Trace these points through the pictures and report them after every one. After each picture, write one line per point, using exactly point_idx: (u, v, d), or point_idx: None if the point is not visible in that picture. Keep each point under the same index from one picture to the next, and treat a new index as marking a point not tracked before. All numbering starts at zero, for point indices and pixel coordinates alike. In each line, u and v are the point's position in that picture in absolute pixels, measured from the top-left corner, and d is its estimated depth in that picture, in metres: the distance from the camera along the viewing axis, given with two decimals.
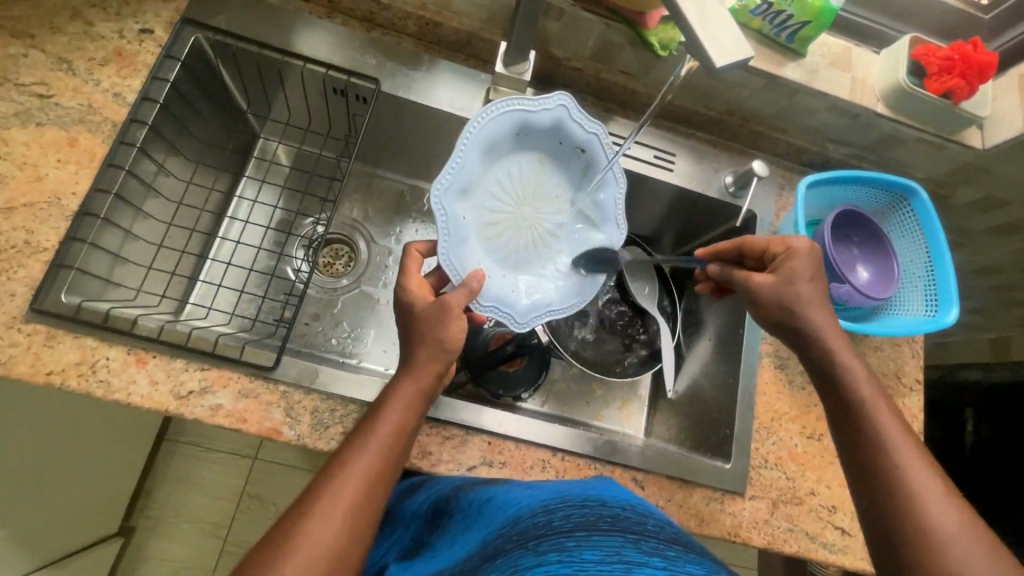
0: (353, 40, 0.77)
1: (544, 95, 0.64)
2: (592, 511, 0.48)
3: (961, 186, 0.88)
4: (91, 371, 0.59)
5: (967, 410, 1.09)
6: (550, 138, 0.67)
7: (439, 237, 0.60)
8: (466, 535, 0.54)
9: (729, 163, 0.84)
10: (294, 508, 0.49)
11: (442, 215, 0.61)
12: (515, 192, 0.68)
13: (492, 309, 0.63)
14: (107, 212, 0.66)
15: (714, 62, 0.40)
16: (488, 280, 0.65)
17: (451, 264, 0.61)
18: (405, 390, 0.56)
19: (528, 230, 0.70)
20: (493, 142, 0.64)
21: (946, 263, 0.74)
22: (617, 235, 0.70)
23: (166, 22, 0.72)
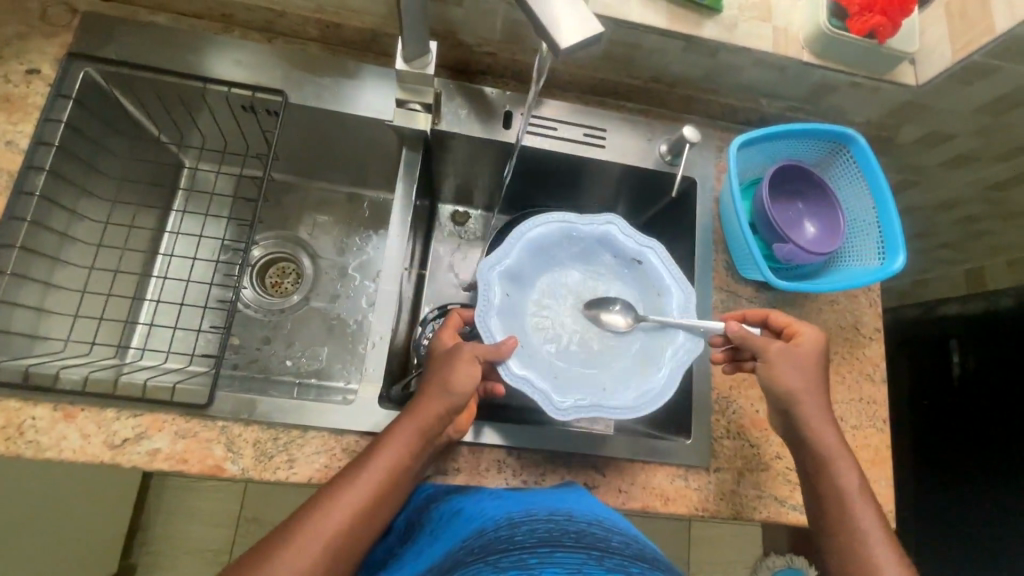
0: (254, 53, 0.74)
1: (590, 215, 0.71)
2: (556, 526, 0.47)
3: (903, 125, 0.85)
4: (18, 433, 0.58)
5: (951, 342, 1.07)
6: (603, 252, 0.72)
7: (480, 301, 0.64)
8: (430, 548, 0.53)
9: (663, 130, 0.82)
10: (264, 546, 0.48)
11: (486, 289, 0.65)
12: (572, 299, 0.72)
13: (522, 380, 0.61)
14: (17, 266, 0.63)
15: (559, 43, 0.41)
16: (532, 360, 0.65)
17: (487, 328, 0.64)
18: (402, 436, 0.54)
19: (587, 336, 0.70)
20: (547, 250, 0.71)
21: (890, 207, 0.71)
22: (689, 344, 0.66)
23: (52, 59, 0.69)
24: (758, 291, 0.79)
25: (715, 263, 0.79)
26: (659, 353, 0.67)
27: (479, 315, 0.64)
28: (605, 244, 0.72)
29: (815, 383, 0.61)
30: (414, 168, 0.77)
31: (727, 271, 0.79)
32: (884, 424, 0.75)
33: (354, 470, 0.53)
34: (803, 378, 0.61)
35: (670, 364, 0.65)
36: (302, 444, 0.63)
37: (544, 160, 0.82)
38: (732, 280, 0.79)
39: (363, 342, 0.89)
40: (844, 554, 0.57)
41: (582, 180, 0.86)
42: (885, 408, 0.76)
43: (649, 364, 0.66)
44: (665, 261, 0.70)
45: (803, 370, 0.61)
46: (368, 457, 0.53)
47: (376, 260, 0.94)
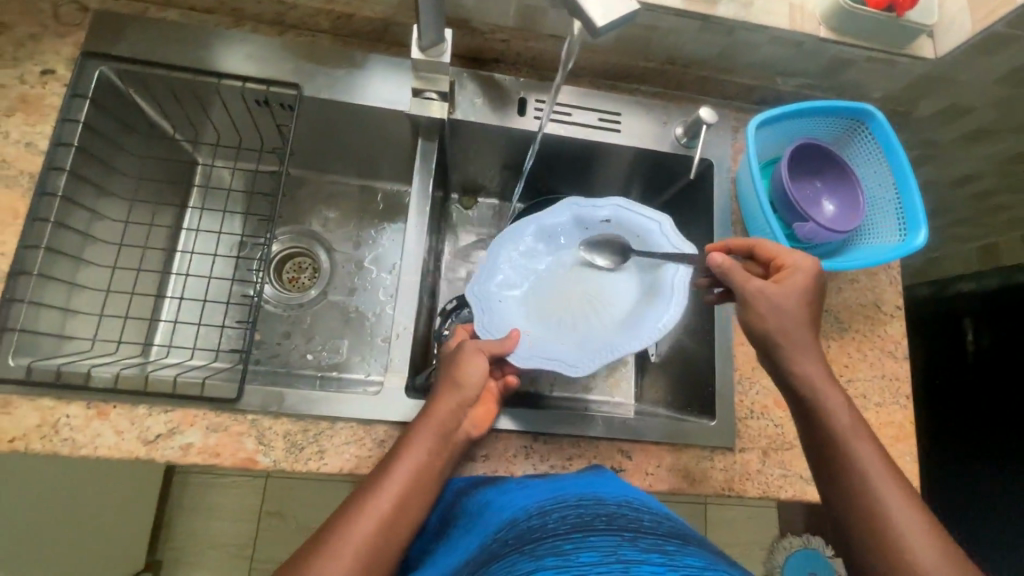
0: (266, 47, 0.73)
1: (549, 209, 0.76)
2: (588, 511, 0.47)
3: (921, 99, 0.84)
4: (53, 432, 0.59)
5: (965, 320, 1.06)
6: (570, 236, 0.77)
7: (477, 314, 0.69)
8: (462, 541, 0.53)
9: (679, 113, 0.81)
10: (302, 552, 0.49)
11: (479, 302, 0.70)
12: (550, 283, 0.77)
13: (536, 360, 0.66)
14: (43, 268, 0.64)
15: (596, 24, 0.43)
16: (535, 343, 0.69)
17: (492, 330, 0.69)
18: (423, 436, 0.55)
19: (581, 305, 0.76)
20: (523, 248, 0.76)
21: (911, 183, 0.71)
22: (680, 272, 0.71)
23: (66, 59, 0.69)
24: None
25: None
26: (659, 292, 0.72)
27: (478, 324, 0.68)
28: (575, 225, 0.77)
29: (801, 332, 0.59)
30: (431, 158, 0.77)
31: None
32: (908, 400, 0.75)
33: (381, 473, 0.53)
34: (786, 319, 0.59)
35: (667, 303, 0.70)
36: (332, 434, 0.64)
37: (559, 146, 0.82)
38: None
39: (382, 334, 0.90)
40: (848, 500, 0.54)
41: (597, 165, 0.86)
42: (908, 383, 0.76)
43: (648, 308, 0.72)
44: (630, 210, 0.75)
45: (782, 308, 0.59)
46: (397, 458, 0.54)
47: (394, 254, 0.94)
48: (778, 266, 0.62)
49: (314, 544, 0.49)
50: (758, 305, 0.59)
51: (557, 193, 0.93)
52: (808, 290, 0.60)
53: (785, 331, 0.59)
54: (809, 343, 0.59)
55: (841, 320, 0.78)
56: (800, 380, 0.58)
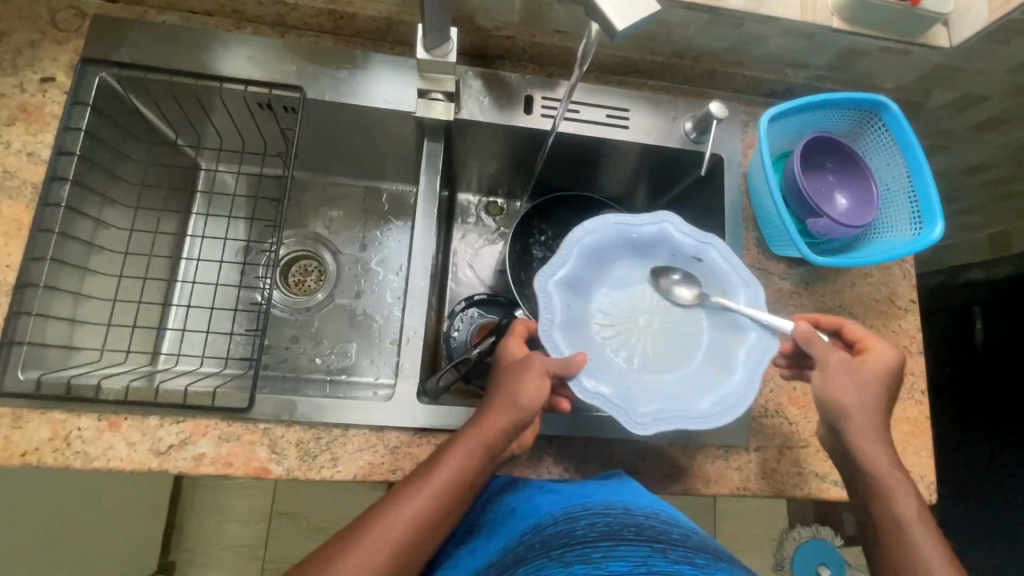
0: (268, 49, 0.72)
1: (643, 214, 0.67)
2: (615, 519, 0.47)
3: (934, 89, 0.83)
4: (66, 445, 0.58)
5: (975, 308, 1.04)
6: (659, 253, 0.67)
7: (542, 314, 0.60)
8: (485, 546, 0.52)
9: (688, 108, 0.80)
10: (328, 548, 0.50)
11: (546, 300, 0.61)
12: (623, 300, 0.66)
13: (595, 397, 0.57)
14: (49, 279, 0.63)
15: (615, 26, 0.46)
16: (596, 373, 0.59)
17: (553, 342, 0.60)
18: (465, 449, 0.54)
19: (648, 339, 0.65)
20: (600, 253, 0.66)
21: (926, 176, 0.69)
22: (765, 343, 0.61)
23: (66, 66, 0.67)
24: (789, 267, 0.77)
25: (745, 240, 0.78)
26: (734, 355, 0.62)
27: (541, 330, 0.60)
28: (661, 244, 0.67)
29: (874, 402, 0.59)
30: (437, 158, 0.75)
31: (758, 249, 0.78)
32: (924, 395, 0.74)
33: (419, 477, 0.53)
34: (865, 400, 0.58)
35: (749, 372, 0.60)
36: (345, 442, 0.63)
37: (567, 144, 0.81)
38: (763, 257, 0.77)
39: (390, 336, 0.89)
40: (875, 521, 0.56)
41: (605, 162, 0.84)
42: (923, 378, 0.75)
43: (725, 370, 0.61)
44: (725, 257, 0.66)
45: (862, 383, 0.59)
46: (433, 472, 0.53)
47: (401, 255, 0.94)
48: (867, 351, 0.61)
49: (342, 540, 0.50)
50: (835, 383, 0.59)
51: (569, 190, 0.93)
52: (891, 377, 0.60)
53: (864, 411, 0.58)
54: (879, 423, 0.58)
55: (855, 315, 0.77)
56: (856, 438, 0.58)
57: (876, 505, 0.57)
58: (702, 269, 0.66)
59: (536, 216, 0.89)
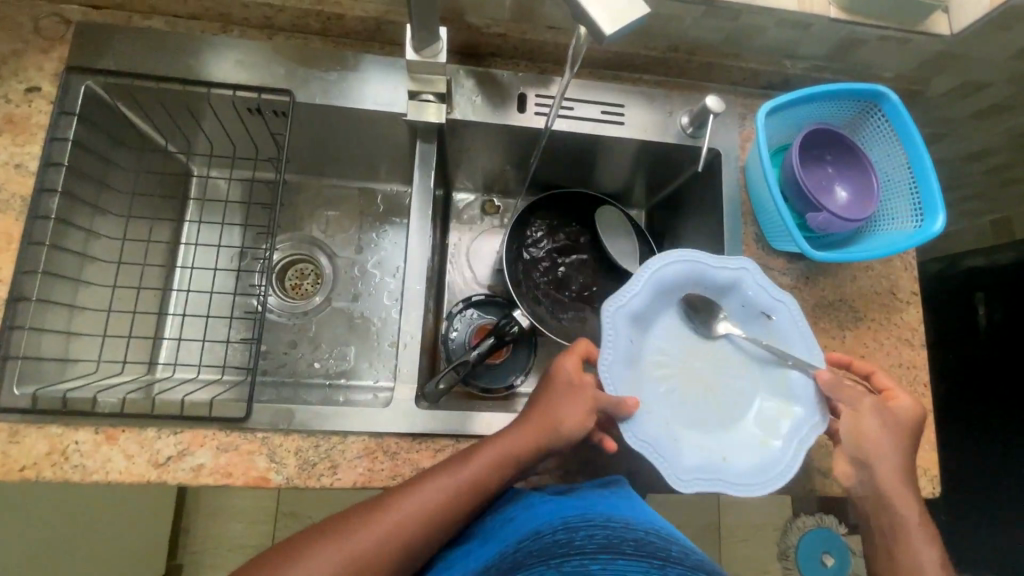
0: (256, 52, 0.71)
1: (726, 257, 0.65)
2: (614, 532, 0.47)
3: (934, 77, 0.81)
4: (64, 459, 0.58)
5: (978, 295, 1.03)
6: (728, 299, 0.66)
7: (605, 346, 0.60)
8: (478, 548, 0.52)
9: (684, 102, 0.79)
10: (332, 525, 0.51)
11: (612, 334, 0.61)
12: (685, 344, 0.65)
13: (643, 446, 0.58)
14: (41, 292, 0.63)
15: (604, 31, 0.46)
16: (647, 418, 0.59)
17: (611, 379, 0.60)
18: (497, 449, 0.55)
19: (702, 388, 0.64)
20: (670, 292, 0.64)
21: (926, 167, 0.68)
22: (814, 420, 0.61)
23: (50, 75, 0.66)
24: (789, 262, 0.77)
25: (744, 235, 0.77)
26: (783, 422, 0.61)
27: (602, 358, 0.60)
28: (732, 289, 0.65)
29: (893, 443, 0.59)
30: (430, 160, 0.75)
31: (757, 244, 0.77)
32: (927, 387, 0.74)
33: (444, 467, 0.54)
34: (891, 448, 0.59)
35: (789, 441, 0.60)
36: (344, 449, 0.63)
37: (562, 142, 0.80)
38: (762, 252, 0.77)
39: (389, 338, 0.89)
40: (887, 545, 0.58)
41: (601, 158, 0.83)
42: (925, 371, 0.74)
43: (768, 436, 0.61)
44: (795, 319, 0.64)
45: (884, 425, 0.60)
46: (455, 466, 0.54)
47: (398, 257, 0.93)
48: (902, 401, 0.61)
49: (351, 514, 0.51)
50: (862, 428, 0.60)
51: (566, 187, 0.92)
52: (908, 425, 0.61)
53: (890, 458, 0.59)
54: (901, 470, 0.59)
55: (855, 309, 0.76)
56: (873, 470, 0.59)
57: (901, 552, 0.57)
58: (767, 324, 0.65)
59: (533, 214, 0.89)
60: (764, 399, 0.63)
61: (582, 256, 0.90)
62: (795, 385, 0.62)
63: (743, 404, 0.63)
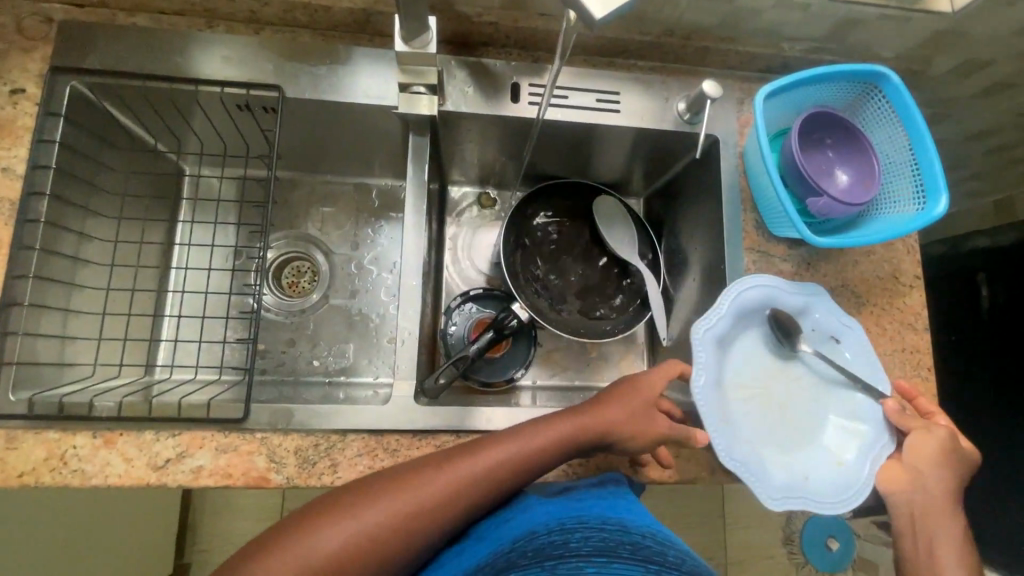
0: (243, 47, 0.70)
1: (798, 285, 0.72)
2: (611, 536, 0.48)
3: (936, 56, 0.80)
4: (62, 463, 0.58)
5: (980, 276, 1.02)
6: (802, 323, 0.71)
7: (696, 369, 0.65)
8: (472, 548, 0.51)
9: (680, 88, 0.77)
10: (341, 498, 0.50)
11: (701, 357, 0.66)
12: (764, 367, 0.70)
13: (734, 464, 0.62)
14: (34, 297, 0.62)
15: (595, 16, 0.45)
16: (733, 437, 0.64)
17: (703, 400, 0.65)
18: (540, 434, 0.56)
19: (781, 408, 0.68)
20: (749, 316, 0.70)
21: (929, 148, 0.67)
22: (883, 438, 0.66)
23: (35, 76, 0.65)
24: (790, 248, 0.76)
25: (744, 222, 0.76)
26: (856, 442, 0.66)
27: (695, 382, 0.65)
28: (804, 314, 0.71)
29: (946, 475, 0.61)
30: (423, 154, 0.73)
31: (757, 231, 0.76)
32: (930, 372, 0.73)
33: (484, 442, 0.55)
34: (946, 478, 0.61)
35: (861, 458, 0.65)
36: (344, 447, 0.63)
37: (557, 131, 0.78)
38: (763, 239, 0.76)
39: (388, 334, 0.88)
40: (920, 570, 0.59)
41: (597, 147, 0.82)
42: (929, 356, 0.73)
43: (841, 454, 0.66)
44: (862, 344, 0.70)
45: (939, 454, 0.62)
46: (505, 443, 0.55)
47: (396, 252, 0.92)
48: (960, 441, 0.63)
49: (370, 484, 0.51)
50: (922, 451, 0.62)
51: (562, 177, 0.91)
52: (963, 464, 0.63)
53: (943, 485, 0.61)
54: (950, 496, 0.61)
55: (858, 294, 0.75)
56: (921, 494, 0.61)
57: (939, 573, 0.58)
58: (835, 348, 0.71)
59: (529, 206, 0.88)
60: (836, 418, 0.68)
61: (581, 247, 0.89)
62: (864, 407, 0.68)
63: (818, 423, 0.68)
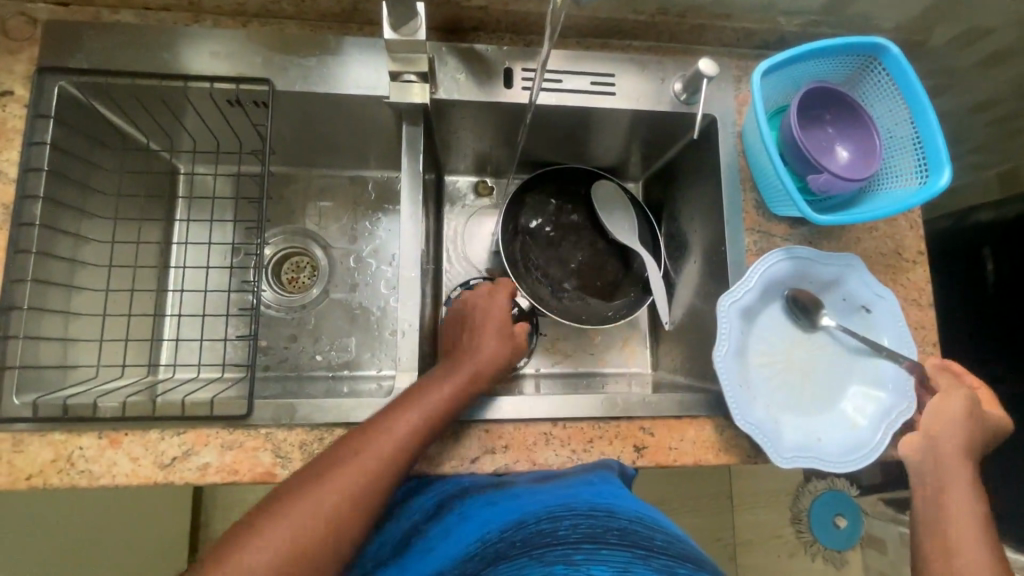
0: (232, 41, 0.69)
1: (832, 255, 0.72)
2: (599, 522, 0.48)
3: (937, 26, 0.78)
4: (69, 465, 0.58)
5: (985, 250, 1.00)
6: (831, 293, 0.72)
7: (720, 338, 0.67)
8: (457, 531, 0.52)
9: (676, 67, 0.76)
10: (282, 499, 0.50)
11: (726, 326, 0.68)
12: (789, 336, 0.71)
13: (750, 428, 0.65)
14: (33, 300, 0.62)
15: None
16: (752, 402, 0.66)
17: (724, 368, 0.67)
18: (431, 396, 0.59)
19: (803, 375, 0.70)
20: (775, 287, 0.71)
21: (931, 120, 0.65)
22: (902, 405, 0.67)
23: (22, 77, 0.65)
24: (791, 227, 0.75)
25: (744, 203, 0.75)
26: (875, 408, 0.68)
27: (717, 351, 0.67)
28: (833, 285, 0.72)
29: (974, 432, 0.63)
30: (417, 143, 0.72)
31: (758, 211, 0.75)
32: (935, 347, 0.72)
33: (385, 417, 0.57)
34: (968, 444, 0.62)
35: (876, 422, 0.67)
36: None
37: (552, 116, 0.77)
38: (764, 219, 0.75)
39: (389, 327, 0.88)
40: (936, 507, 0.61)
41: (593, 131, 0.81)
42: (934, 331, 0.73)
43: (857, 418, 0.68)
44: (894, 314, 0.70)
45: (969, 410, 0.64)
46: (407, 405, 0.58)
47: (393, 244, 0.92)
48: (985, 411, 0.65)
49: (301, 483, 0.52)
50: (951, 410, 0.63)
51: (560, 163, 0.90)
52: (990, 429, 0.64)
53: (962, 448, 0.62)
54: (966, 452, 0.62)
55: None
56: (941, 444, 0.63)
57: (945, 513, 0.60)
58: (865, 318, 0.71)
59: (527, 193, 0.87)
60: (854, 385, 0.69)
61: (581, 233, 0.88)
62: (889, 374, 0.68)
63: (838, 390, 0.69)
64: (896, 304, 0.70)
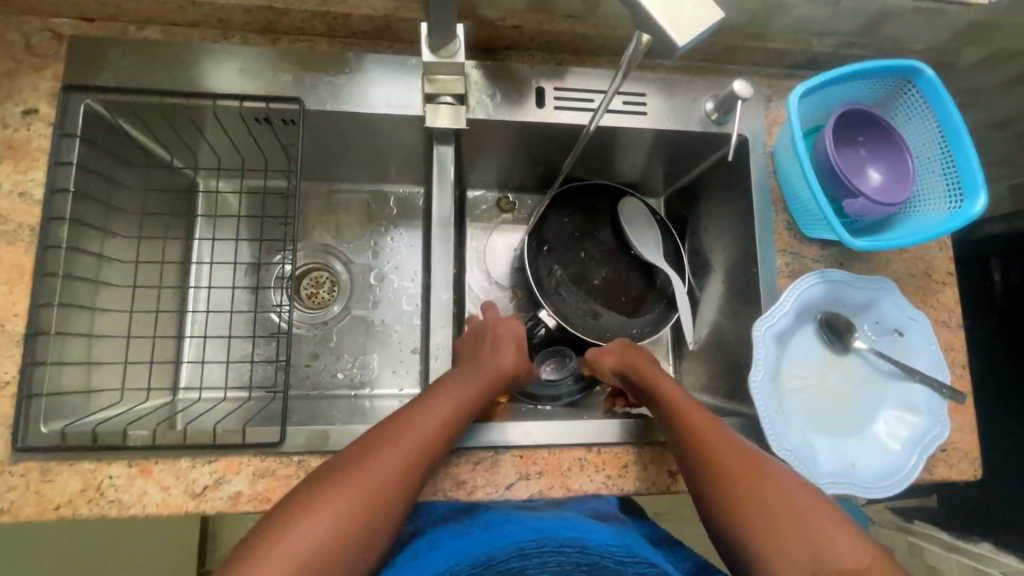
0: (263, 58, 0.68)
1: (865, 280, 0.72)
2: (569, 558, 0.49)
3: (966, 46, 0.79)
4: (98, 494, 0.57)
5: (992, 261, 0.99)
6: (861, 317, 0.72)
7: (756, 364, 0.67)
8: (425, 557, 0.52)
9: (707, 87, 0.76)
10: (280, 513, 0.48)
11: (760, 350, 0.68)
12: (821, 361, 0.71)
13: (787, 455, 0.64)
14: (59, 325, 0.61)
15: (676, 44, 0.41)
16: (787, 428, 0.66)
17: (760, 394, 0.66)
18: (442, 402, 0.58)
19: (835, 399, 0.70)
20: (807, 309, 0.71)
21: (965, 144, 0.65)
22: (934, 430, 0.67)
23: (47, 95, 0.63)
24: (822, 248, 0.75)
25: (775, 224, 0.75)
26: (908, 434, 0.68)
27: (752, 375, 0.67)
28: (866, 308, 0.72)
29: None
30: (446, 167, 0.72)
31: (790, 232, 0.75)
32: (965, 368, 0.72)
33: (391, 420, 0.56)
34: None
35: (910, 447, 0.67)
36: None
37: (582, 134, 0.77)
38: (796, 240, 0.74)
39: (411, 344, 0.87)
40: (723, 496, 0.54)
41: (621, 149, 0.81)
42: (964, 353, 0.73)
43: (891, 442, 0.68)
44: (928, 338, 0.70)
45: None
46: (410, 411, 0.56)
47: (414, 259, 0.91)
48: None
49: (301, 493, 0.50)
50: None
51: (583, 179, 0.89)
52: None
53: None
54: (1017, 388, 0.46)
55: None
56: None
57: (782, 510, 0.52)
58: (897, 343, 0.71)
59: (552, 211, 0.86)
60: (888, 410, 0.69)
61: (605, 251, 0.87)
62: (921, 398, 0.68)
63: (870, 414, 0.69)
64: (928, 330, 0.70)
